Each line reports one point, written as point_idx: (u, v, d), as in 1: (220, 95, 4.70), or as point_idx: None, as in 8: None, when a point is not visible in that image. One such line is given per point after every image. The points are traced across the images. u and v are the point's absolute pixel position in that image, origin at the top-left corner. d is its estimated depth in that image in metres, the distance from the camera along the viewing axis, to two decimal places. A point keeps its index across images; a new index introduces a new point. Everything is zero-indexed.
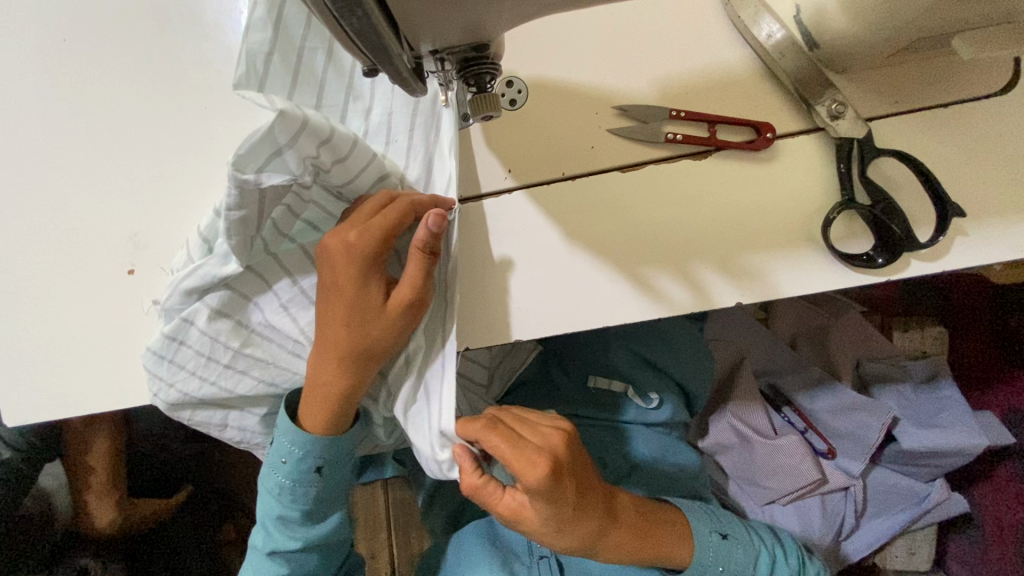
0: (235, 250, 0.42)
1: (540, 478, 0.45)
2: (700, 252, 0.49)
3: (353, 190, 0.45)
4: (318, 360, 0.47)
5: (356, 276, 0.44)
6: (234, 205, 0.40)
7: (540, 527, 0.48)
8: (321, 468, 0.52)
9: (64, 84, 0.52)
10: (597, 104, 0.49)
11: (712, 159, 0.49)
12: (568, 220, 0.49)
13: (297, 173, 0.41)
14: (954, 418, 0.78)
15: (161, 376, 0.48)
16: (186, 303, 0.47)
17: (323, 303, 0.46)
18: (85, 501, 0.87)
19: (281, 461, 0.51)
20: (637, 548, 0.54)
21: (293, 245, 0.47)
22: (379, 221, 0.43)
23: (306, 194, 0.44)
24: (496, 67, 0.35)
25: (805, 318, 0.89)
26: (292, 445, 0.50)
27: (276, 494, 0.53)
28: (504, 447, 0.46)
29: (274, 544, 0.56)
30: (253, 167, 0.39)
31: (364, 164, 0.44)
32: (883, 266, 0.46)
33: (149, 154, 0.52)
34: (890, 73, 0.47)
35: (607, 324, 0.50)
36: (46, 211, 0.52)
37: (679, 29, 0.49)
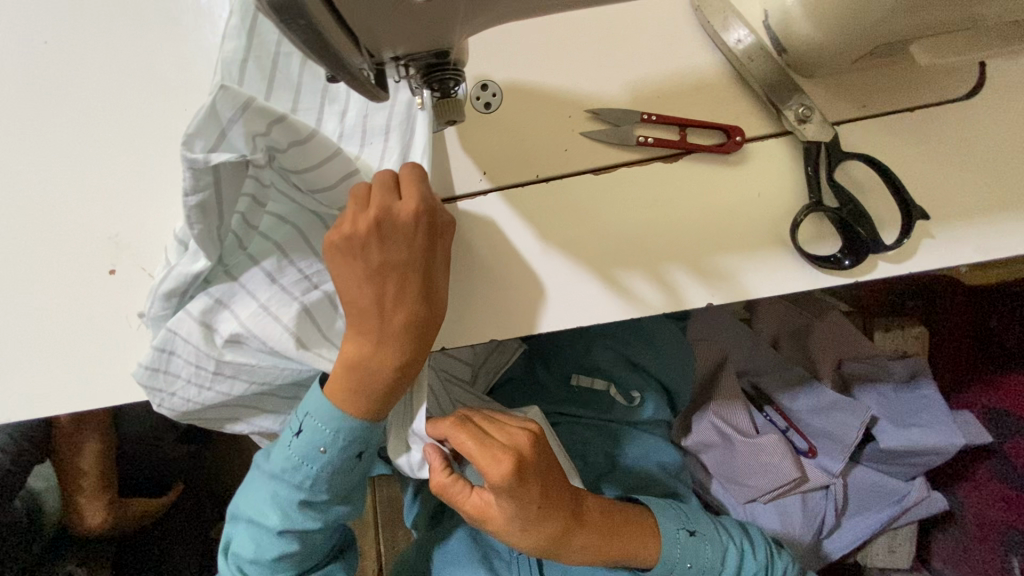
0: (197, 240, 0.43)
1: (503, 475, 0.48)
2: (671, 253, 0.50)
3: (315, 176, 0.44)
4: (379, 341, 0.46)
5: (422, 246, 0.45)
6: (190, 189, 0.40)
7: (505, 524, 0.51)
8: (362, 455, 0.51)
9: (43, 86, 0.53)
10: (569, 107, 0.50)
11: (683, 162, 0.49)
12: (542, 221, 0.50)
13: (247, 152, 0.41)
14: (932, 417, 0.79)
15: (159, 387, 0.48)
16: (169, 308, 0.47)
17: (383, 285, 0.45)
18: (76, 502, 0.90)
19: (320, 450, 0.49)
20: (604, 548, 0.56)
21: (266, 241, 0.47)
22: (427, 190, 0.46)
23: (265, 180, 0.44)
24: (459, 73, 0.35)
25: (787, 319, 0.90)
26: (335, 434, 0.49)
27: (303, 483, 0.51)
28: (470, 445, 0.49)
29: (289, 524, 0.53)
30: (202, 145, 0.39)
31: (327, 153, 0.43)
32: (849, 268, 0.47)
33: (128, 156, 0.53)
34: (857, 78, 0.48)
35: (580, 323, 0.51)
36: (25, 212, 0.53)
37: (650, 33, 0.49)
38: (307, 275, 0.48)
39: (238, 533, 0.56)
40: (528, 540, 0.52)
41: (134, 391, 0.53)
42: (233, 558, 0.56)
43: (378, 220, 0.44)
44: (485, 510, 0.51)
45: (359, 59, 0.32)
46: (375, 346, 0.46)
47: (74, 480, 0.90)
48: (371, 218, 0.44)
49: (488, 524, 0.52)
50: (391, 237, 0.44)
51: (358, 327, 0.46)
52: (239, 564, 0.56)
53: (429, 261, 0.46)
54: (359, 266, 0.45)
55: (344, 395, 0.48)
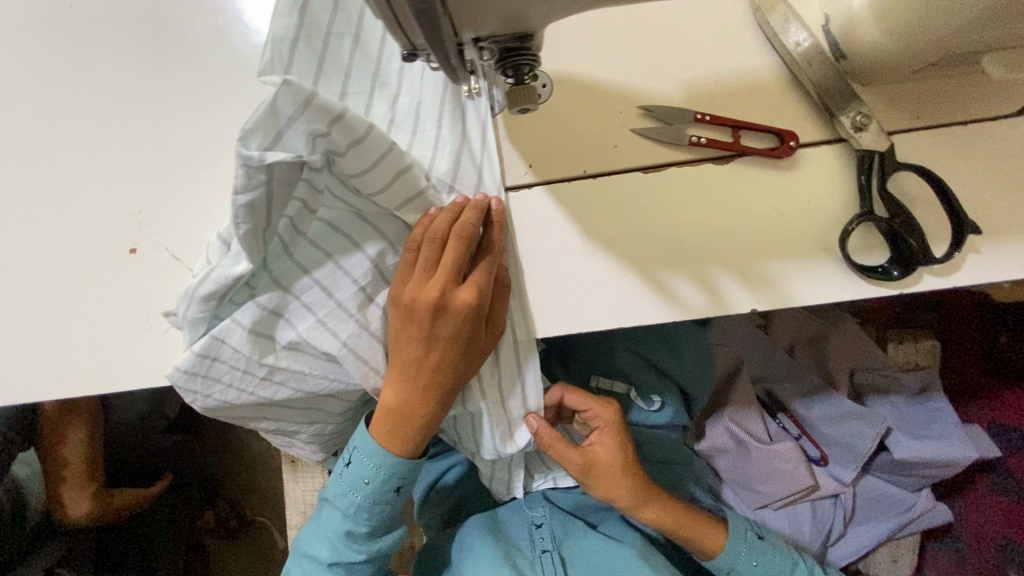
0: (245, 242, 0.41)
1: (618, 414, 0.59)
2: (718, 256, 0.49)
3: (371, 179, 0.43)
4: (413, 397, 0.48)
5: (471, 331, 0.46)
6: (242, 187, 0.39)
7: (613, 471, 0.58)
8: (400, 488, 0.53)
9: (71, 55, 0.51)
10: (621, 102, 0.49)
11: (734, 165, 0.48)
12: (587, 218, 0.49)
13: (305, 152, 0.41)
14: (943, 429, 0.80)
15: (195, 389, 0.48)
16: (207, 310, 0.45)
17: (428, 355, 0.47)
18: (58, 494, 0.87)
19: (363, 482, 0.52)
20: (682, 513, 0.63)
21: (314, 249, 0.46)
22: (487, 275, 0.46)
23: (317, 182, 0.43)
24: (536, 60, 0.34)
25: (803, 326, 0.89)
26: (378, 469, 0.51)
27: (349, 510, 0.53)
28: (586, 397, 0.58)
29: (338, 556, 0.55)
30: (257, 142, 0.39)
31: (381, 152, 0.42)
32: (897, 278, 0.47)
33: (154, 130, 0.51)
34: (913, 88, 0.47)
35: (621, 325, 0.50)
36: (45, 185, 0.51)
37: (707, 31, 0.48)
38: (358, 283, 0.47)
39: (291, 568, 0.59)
40: (624, 493, 0.59)
41: (153, 378, 0.51)
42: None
43: (435, 303, 0.45)
44: (590, 461, 0.58)
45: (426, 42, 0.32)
46: (410, 400, 0.48)
47: (58, 471, 0.87)
48: (431, 301, 0.45)
49: (593, 479, 0.58)
50: (445, 318, 0.45)
51: (397, 377, 0.48)
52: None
53: (473, 342, 0.47)
54: (413, 333, 0.46)
55: (381, 433, 0.51)
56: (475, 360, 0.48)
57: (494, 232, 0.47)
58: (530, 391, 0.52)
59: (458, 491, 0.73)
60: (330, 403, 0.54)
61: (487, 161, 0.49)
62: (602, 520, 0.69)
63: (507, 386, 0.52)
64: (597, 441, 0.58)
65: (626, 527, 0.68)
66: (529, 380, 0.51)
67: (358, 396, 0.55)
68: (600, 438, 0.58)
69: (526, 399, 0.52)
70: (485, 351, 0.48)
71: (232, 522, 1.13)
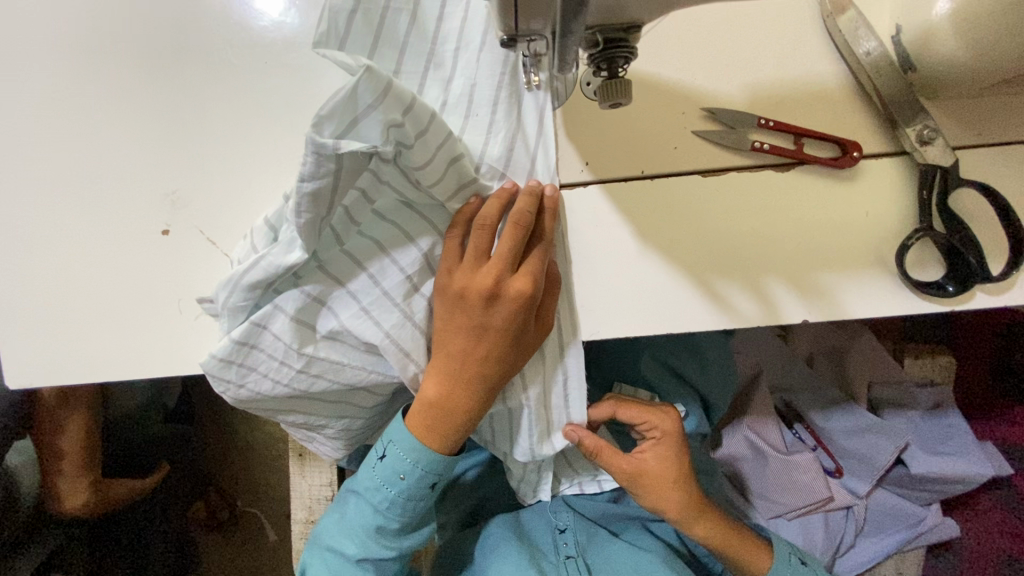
0: (303, 231, 0.40)
1: (677, 427, 0.58)
2: (772, 265, 0.48)
3: (432, 171, 0.42)
4: (457, 390, 0.46)
5: (523, 322, 0.45)
6: (309, 175, 0.38)
7: (663, 482, 0.57)
8: (435, 484, 0.52)
9: (111, 23, 0.49)
10: (684, 103, 0.48)
11: (794, 173, 0.48)
12: (641, 221, 0.48)
13: (379, 142, 0.39)
14: (959, 446, 0.81)
15: (228, 378, 0.46)
16: (251, 299, 0.43)
17: (477, 345, 0.45)
18: (56, 483, 0.83)
19: (399, 477, 0.51)
20: (721, 526, 0.62)
21: (364, 239, 0.44)
22: (540, 263, 0.45)
23: (381, 174, 0.42)
24: (631, 53, 0.34)
25: (824, 337, 0.88)
26: (415, 464, 0.50)
27: (381, 506, 0.52)
28: (643, 408, 0.57)
29: (366, 553, 0.54)
30: (331, 130, 0.37)
31: (442, 142, 0.41)
32: (952, 294, 0.47)
33: (197, 108, 0.50)
34: (981, 103, 0.47)
35: (671, 331, 0.49)
36: (82, 160, 0.50)
37: (774, 35, 0.48)
38: (406, 273, 0.45)
39: (309, 561, 0.57)
40: (673, 503, 0.58)
41: (184, 363, 0.50)
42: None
43: (488, 291, 0.44)
44: (640, 470, 0.57)
45: (539, 24, 0.32)
46: (452, 394, 0.46)
47: (55, 461, 0.82)
48: (485, 288, 0.44)
49: (641, 488, 0.57)
50: (497, 307, 0.44)
51: (441, 369, 0.46)
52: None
53: (523, 334, 0.46)
54: (461, 322, 0.45)
55: (419, 428, 0.49)
56: (523, 353, 0.46)
57: (545, 219, 0.45)
58: (573, 397, 0.50)
59: (478, 492, 0.71)
60: (361, 398, 0.51)
61: (541, 148, 0.47)
62: (622, 529, 0.68)
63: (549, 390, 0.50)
64: (651, 453, 0.57)
65: (648, 535, 0.67)
66: (572, 381, 0.50)
67: (391, 389, 0.52)
68: (653, 448, 0.57)
69: (568, 407, 0.51)
70: (533, 344, 0.47)
71: (222, 514, 1.10)
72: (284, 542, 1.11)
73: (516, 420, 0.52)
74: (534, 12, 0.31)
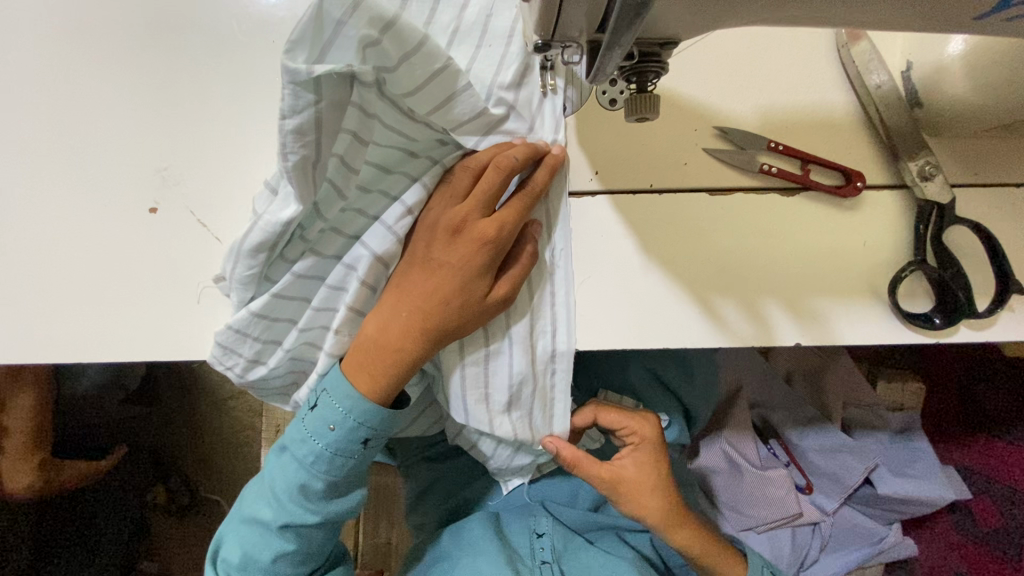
0: (294, 175, 0.36)
1: (654, 430, 0.59)
2: (771, 287, 0.48)
3: (423, 98, 0.38)
4: (396, 326, 0.43)
5: (480, 266, 0.42)
6: (290, 109, 0.34)
7: (642, 487, 0.58)
8: (368, 441, 0.47)
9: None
10: (697, 120, 0.48)
11: (799, 199, 0.48)
12: (648, 233, 0.48)
13: (356, 63, 0.34)
14: (925, 470, 0.83)
15: (238, 349, 0.46)
16: (255, 268, 0.41)
17: (426, 278, 0.43)
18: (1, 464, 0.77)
19: (328, 428, 0.45)
20: (694, 529, 0.61)
21: (369, 192, 0.42)
22: (515, 214, 0.42)
23: (370, 108, 0.37)
24: (662, 67, 0.35)
25: (804, 357, 0.90)
26: (347, 413, 0.45)
27: (305, 461, 0.46)
28: (621, 414, 0.58)
29: (287, 518, 0.48)
30: (304, 57, 0.33)
31: (437, 66, 0.37)
32: (938, 327, 0.47)
33: (197, 82, 0.48)
34: (981, 145, 0.48)
35: (668, 345, 0.49)
36: (72, 131, 0.48)
37: (788, 60, 0.49)
38: (407, 206, 0.42)
39: (227, 532, 0.51)
40: (654, 509, 0.58)
41: (162, 349, 0.48)
42: (221, 565, 0.51)
43: (454, 225, 0.42)
44: (619, 477, 0.58)
45: (574, 32, 0.32)
46: (389, 324, 0.43)
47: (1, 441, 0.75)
48: (450, 220, 0.42)
49: (620, 494, 0.58)
50: (459, 242, 0.42)
51: (389, 303, 0.43)
52: (226, 572, 0.51)
53: (479, 282, 0.42)
54: (421, 253, 0.43)
55: (354, 366, 0.45)
56: (477, 308, 0.43)
57: (539, 171, 0.43)
58: (556, 402, 0.48)
59: (459, 493, 0.71)
60: None
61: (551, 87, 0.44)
62: (598, 538, 0.67)
63: (525, 380, 0.47)
64: (630, 457, 0.58)
65: (623, 545, 0.67)
66: (559, 377, 0.47)
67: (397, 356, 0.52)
68: (631, 453, 0.58)
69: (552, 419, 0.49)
70: (488, 303, 0.43)
71: (184, 498, 1.02)
72: None
73: (492, 381, 0.47)
74: (569, 19, 0.31)
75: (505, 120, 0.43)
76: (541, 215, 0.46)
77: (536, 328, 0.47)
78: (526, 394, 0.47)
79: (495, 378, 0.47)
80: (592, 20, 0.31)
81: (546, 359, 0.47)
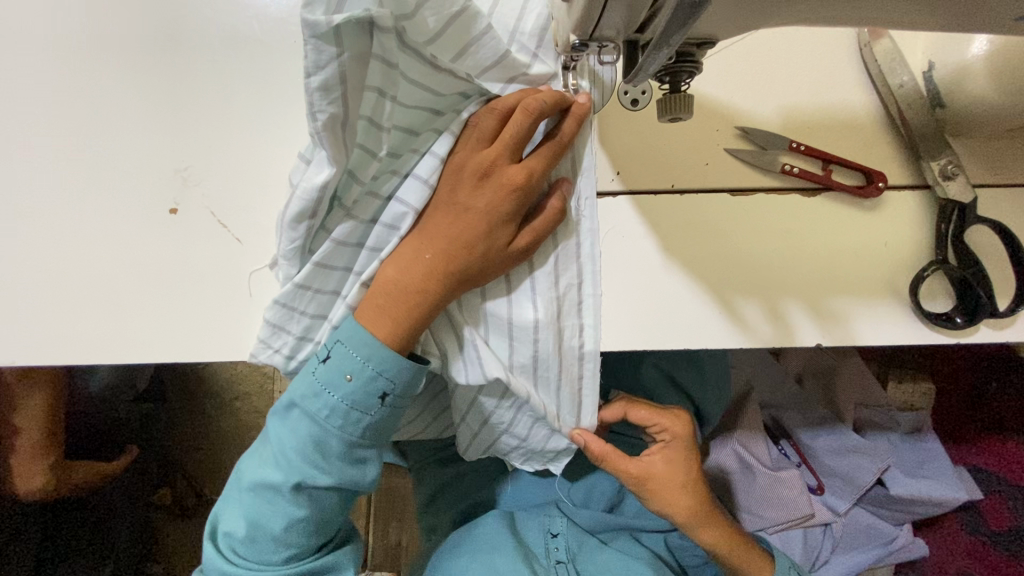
0: (323, 134, 0.35)
1: (685, 427, 0.58)
2: (791, 287, 0.48)
3: (445, 42, 0.36)
4: (418, 274, 0.41)
5: (506, 213, 0.40)
6: (314, 64, 0.33)
7: (669, 482, 0.58)
8: (386, 397, 0.44)
9: None
10: (718, 121, 0.48)
11: (821, 200, 0.48)
12: (668, 233, 0.48)
13: (374, 8, 0.33)
14: (938, 470, 0.83)
15: (287, 328, 0.44)
16: (298, 239, 0.40)
17: (450, 224, 0.41)
18: (8, 464, 0.75)
19: (345, 377, 0.43)
20: (716, 516, 0.61)
21: (398, 153, 0.40)
22: (546, 162, 0.40)
23: (392, 58, 0.36)
24: (695, 67, 0.35)
25: (815, 358, 0.90)
26: (365, 362, 0.42)
27: (320, 416, 0.44)
28: (652, 410, 0.58)
29: (299, 478, 0.45)
30: (323, 9, 0.32)
31: (455, 9, 0.35)
32: (960, 327, 0.47)
33: (217, 82, 0.48)
34: (1002, 146, 0.48)
35: (688, 345, 0.48)
36: (92, 132, 0.48)
37: (809, 61, 0.49)
38: (439, 156, 0.40)
39: (232, 504, 0.49)
40: (680, 505, 0.58)
41: (182, 350, 0.48)
42: (225, 539, 0.49)
43: (483, 169, 0.39)
44: (647, 473, 0.57)
45: (610, 32, 0.32)
46: (410, 272, 0.41)
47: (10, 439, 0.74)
48: (478, 164, 0.39)
49: (648, 490, 0.58)
50: (486, 188, 0.40)
51: (410, 250, 0.41)
52: (231, 545, 0.49)
53: (504, 229, 0.41)
54: (446, 197, 0.41)
55: (369, 315, 0.42)
56: (502, 257, 0.41)
57: (567, 121, 0.40)
58: (584, 382, 0.46)
59: (473, 494, 0.71)
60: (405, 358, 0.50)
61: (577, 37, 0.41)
62: (613, 539, 0.67)
63: (549, 362, 0.45)
64: (658, 453, 0.58)
65: (638, 545, 0.66)
66: (591, 363, 0.45)
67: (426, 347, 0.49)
68: (660, 451, 0.58)
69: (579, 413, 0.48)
70: (513, 253, 0.41)
71: (188, 501, 1.00)
72: None
73: (520, 363, 0.45)
74: (607, 21, 0.31)
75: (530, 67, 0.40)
76: (567, 169, 0.43)
77: (564, 295, 0.44)
78: (552, 374, 0.45)
79: (522, 331, 0.44)
80: (630, 22, 0.31)
81: (575, 346, 0.45)
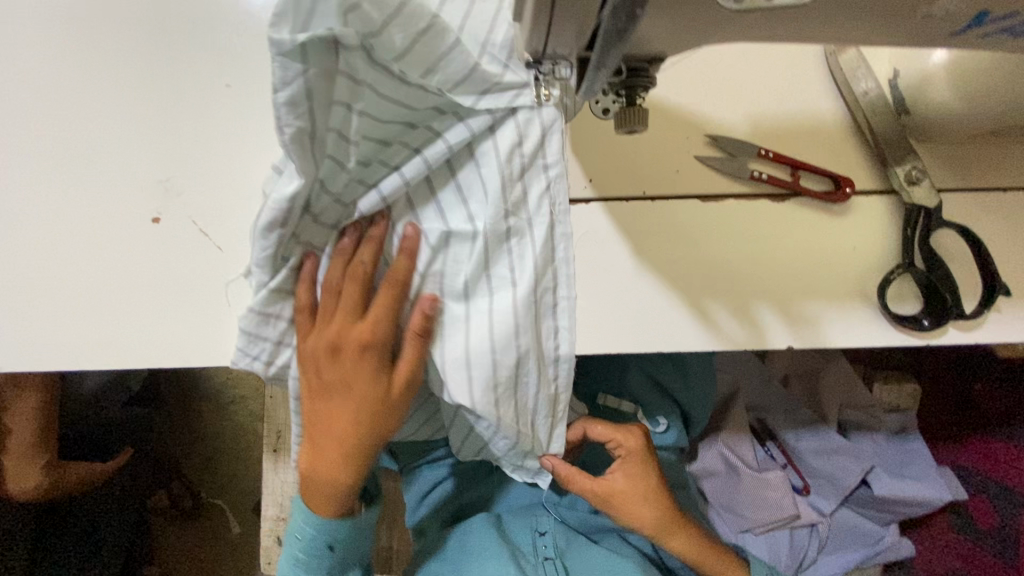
0: (287, 148, 0.35)
1: (642, 442, 0.59)
2: (761, 290, 0.49)
3: (415, 60, 0.37)
4: (322, 453, 0.48)
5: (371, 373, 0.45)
6: (278, 81, 0.33)
7: (634, 497, 0.59)
8: (332, 545, 0.55)
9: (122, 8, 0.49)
10: (688, 128, 0.49)
11: (790, 205, 0.49)
12: (639, 240, 0.49)
13: (339, 28, 0.33)
14: (919, 471, 0.84)
15: (264, 333, 0.45)
16: (269, 247, 0.40)
17: (331, 398, 0.46)
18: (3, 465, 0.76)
19: (297, 536, 0.55)
20: (689, 526, 0.63)
21: (370, 165, 0.40)
22: (383, 315, 0.43)
23: (358, 77, 0.36)
24: (650, 82, 0.36)
25: (801, 359, 0.90)
26: (308, 531, 0.54)
27: (289, 563, 0.56)
28: (608, 427, 0.58)
29: None
30: (289, 28, 0.32)
31: (423, 25, 0.36)
32: (928, 329, 0.48)
33: (199, 94, 0.49)
34: (966, 151, 0.49)
35: (661, 348, 0.49)
36: (77, 144, 0.49)
37: (776, 70, 0.50)
38: (407, 177, 0.41)
39: None
40: (647, 519, 0.59)
41: (165, 357, 0.49)
42: None
43: (332, 347, 0.44)
44: (610, 491, 0.58)
45: (563, 50, 0.33)
46: (319, 457, 0.48)
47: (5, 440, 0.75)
48: (325, 346, 0.44)
49: (614, 507, 0.59)
50: (342, 360, 0.44)
51: (310, 433, 0.48)
52: None
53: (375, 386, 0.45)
54: (315, 381, 0.46)
55: (311, 494, 0.51)
56: (382, 407, 0.45)
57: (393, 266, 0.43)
58: (559, 385, 0.47)
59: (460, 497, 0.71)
60: None
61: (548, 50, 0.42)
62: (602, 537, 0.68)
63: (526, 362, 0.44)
64: (619, 470, 0.59)
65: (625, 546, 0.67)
66: (564, 366, 0.46)
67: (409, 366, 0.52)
68: (621, 467, 0.59)
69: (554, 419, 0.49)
70: (391, 399, 0.45)
71: (185, 504, 1.02)
72: (247, 535, 1.03)
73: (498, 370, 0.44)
74: (559, 37, 0.32)
75: (502, 78, 0.40)
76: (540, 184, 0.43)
77: (540, 298, 0.44)
78: (530, 379, 0.45)
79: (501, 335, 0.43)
80: (579, 40, 0.32)
81: (551, 351, 0.45)
